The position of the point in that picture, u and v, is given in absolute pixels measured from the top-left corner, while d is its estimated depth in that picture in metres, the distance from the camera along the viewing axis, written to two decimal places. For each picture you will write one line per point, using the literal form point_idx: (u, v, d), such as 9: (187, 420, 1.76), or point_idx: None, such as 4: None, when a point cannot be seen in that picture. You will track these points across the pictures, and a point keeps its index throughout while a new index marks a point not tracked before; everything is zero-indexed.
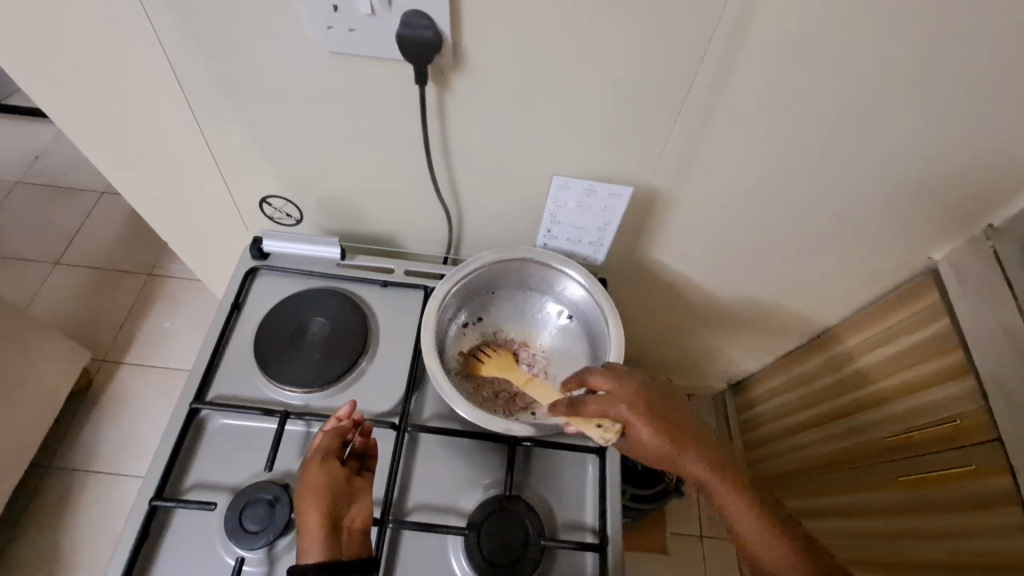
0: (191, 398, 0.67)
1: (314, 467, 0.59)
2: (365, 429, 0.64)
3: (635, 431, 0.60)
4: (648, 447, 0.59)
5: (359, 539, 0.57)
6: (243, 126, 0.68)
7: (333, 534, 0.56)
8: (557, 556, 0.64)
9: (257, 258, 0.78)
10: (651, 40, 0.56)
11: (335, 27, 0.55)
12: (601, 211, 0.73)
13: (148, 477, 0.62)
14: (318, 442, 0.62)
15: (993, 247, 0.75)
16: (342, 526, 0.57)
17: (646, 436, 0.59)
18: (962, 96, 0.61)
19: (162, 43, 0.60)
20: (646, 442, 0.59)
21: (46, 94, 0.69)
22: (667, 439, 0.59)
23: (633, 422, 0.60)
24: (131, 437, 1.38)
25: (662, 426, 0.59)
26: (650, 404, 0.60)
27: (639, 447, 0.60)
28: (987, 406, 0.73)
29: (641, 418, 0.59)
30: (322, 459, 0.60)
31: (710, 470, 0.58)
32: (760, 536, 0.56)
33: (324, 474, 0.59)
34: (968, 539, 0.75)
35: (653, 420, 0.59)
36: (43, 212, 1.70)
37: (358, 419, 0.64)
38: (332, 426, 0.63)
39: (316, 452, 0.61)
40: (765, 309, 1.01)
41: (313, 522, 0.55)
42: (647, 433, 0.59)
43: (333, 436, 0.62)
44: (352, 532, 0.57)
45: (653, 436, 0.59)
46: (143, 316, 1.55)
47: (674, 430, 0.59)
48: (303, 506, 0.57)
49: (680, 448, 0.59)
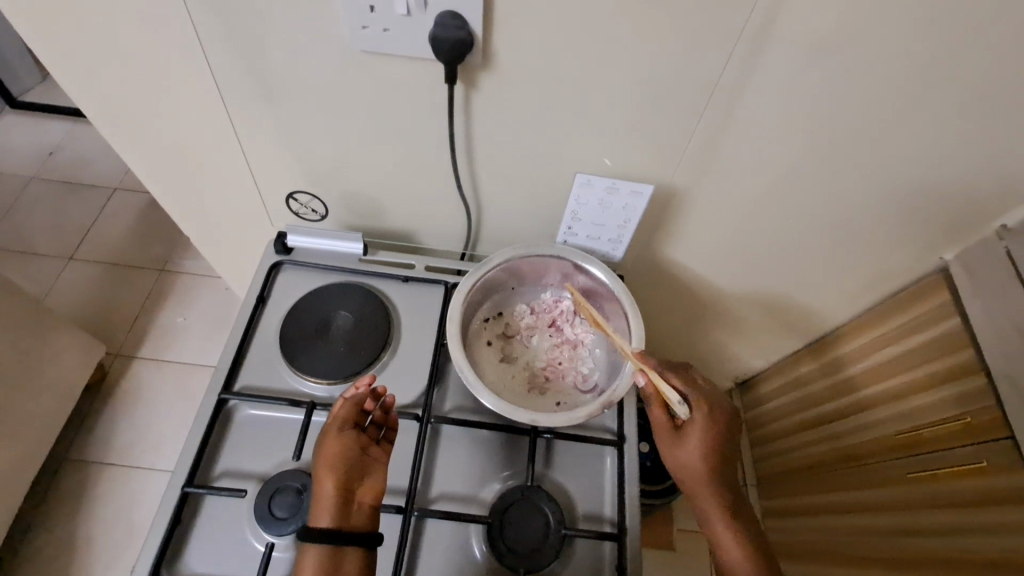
0: (219, 388, 0.68)
1: (332, 436, 0.60)
2: (385, 401, 0.65)
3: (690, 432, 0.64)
4: (692, 447, 0.63)
5: (368, 512, 0.59)
6: (274, 124, 0.70)
7: (344, 506, 0.57)
8: (576, 546, 0.65)
9: (281, 253, 0.79)
10: (676, 41, 0.57)
11: (370, 27, 0.57)
12: (622, 209, 0.74)
13: (180, 464, 0.63)
14: (339, 409, 0.63)
15: (1005, 246, 0.75)
16: (354, 498, 0.58)
17: (695, 447, 0.63)
18: (980, 98, 0.62)
19: (199, 40, 0.61)
20: (689, 449, 0.63)
21: (81, 89, 0.71)
22: (708, 463, 0.62)
23: (692, 426, 0.64)
24: (144, 430, 1.40)
25: (716, 448, 0.63)
26: (722, 430, 0.64)
27: (682, 444, 0.63)
28: (999, 404, 0.74)
29: (711, 436, 0.63)
30: (341, 428, 0.61)
31: (729, 512, 0.62)
32: None
33: (341, 443, 0.60)
34: (978, 536, 0.76)
35: (712, 441, 0.63)
36: (59, 206, 1.72)
37: (379, 390, 0.65)
38: (352, 396, 0.63)
39: (336, 420, 0.62)
40: (777, 308, 1.03)
41: (328, 488, 0.57)
42: (699, 437, 0.63)
43: (352, 406, 0.63)
44: (362, 505, 0.58)
45: (695, 455, 0.63)
46: (157, 311, 1.57)
47: (721, 457, 0.63)
48: (320, 471, 0.58)
49: (715, 478, 0.62)
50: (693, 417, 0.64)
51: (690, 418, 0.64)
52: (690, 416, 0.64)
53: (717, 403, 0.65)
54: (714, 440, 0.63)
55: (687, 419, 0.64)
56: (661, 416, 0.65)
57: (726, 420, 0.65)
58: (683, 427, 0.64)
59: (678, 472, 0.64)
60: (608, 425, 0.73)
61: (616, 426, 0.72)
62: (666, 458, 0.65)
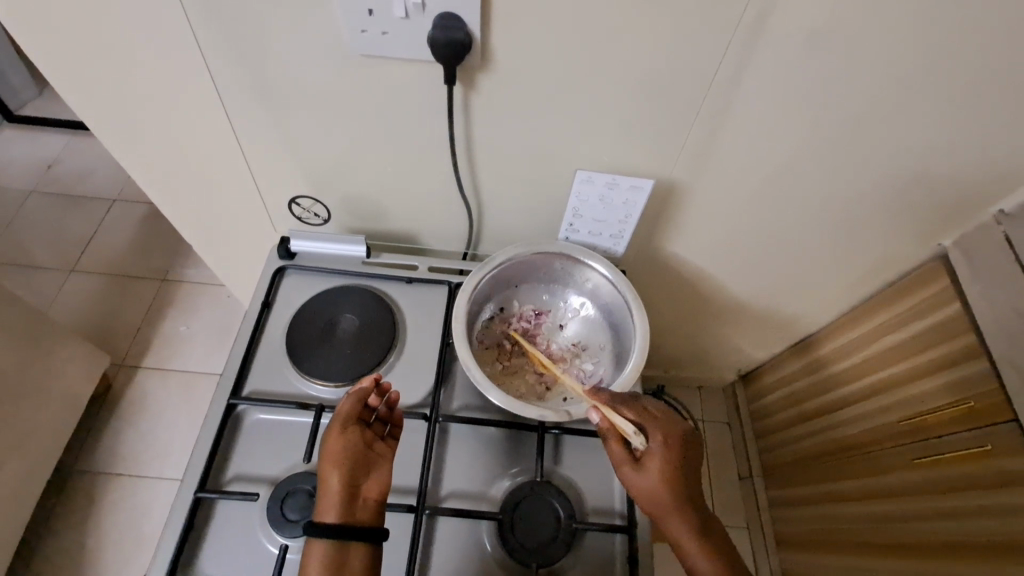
0: (228, 393, 0.69)
1: (337, 433, 0.60)
2: (390, 397, 0.65)
3: (650, 464, 0.60)
4: (653, 481, 0.59)
5: (373, 507, 0.59)
6: (275, 130, 0.70)
7: (350, 501, 0.58)
8: (587, 539, 0.66)
9: (285, 258, 0.79)
10: (672, 37, 0.58)
11: (369, 30, 0.57)
12: (622, 204, 0.75)
13: (192, 469, 0.64)
14: (342, 405, 0.63)
15: (1004, 230, 0.76)
16: (359, 493, 0.59)
17: (655, 479, 0.59)
18: (975, 85, 0.62)
19: (200, 48, 0.62)
20: (651, 481, 0.59)
21: (82, 99, 0.71)
22: (673, 494, 0.59)
23: (651, 458, 0.60)
24: (151, 439, 1.40)
25: (678, 475, 0.60)
26: (680, 457, 0.61)
27: (643, 479, 0.59)
28: (1002, 387, 0.75)
29: (670, 465, 0.59)
30: (346, 424, 0.61)
31: (700, 539, 0.59)
32: None
33: (346, 439, 0.60)
34: (985, 519, 0.76)
35: (672, 470, 0.60)
36: (59, 218, 1.72)
37: (382, 386, 0.65)
38: (355, 392, 0.63)
39: (339, 416, 0.62)
40: (778, 299, 1.03)
41: (333, 484, 0.57)
42: (658, 470, 0.59)
43: (356, 402, 0.63)
44: (367, 501, 0.59)
45: (658, 489, 0.59)
46: (161, 320, 1.57)
47: (684, 486, 0.60)
48: (324, 467, 0.58)
49: (681, 508, 0.59)
50: (651, 447, 0.60)
51: (647, 450, 0.60)
52: (647, 446, 0.61)
53: (670, 427, 0.62)
54: (673, 469, 0.59)
55: (645, 451, 0.61)
56: (620, 451, 0.61)
57: (684, 444, 0.62)
58: (642, 459, 0.60)
59: (643, 505, 0.60)
60: None
61: None
62: (630, 492, 0.61)
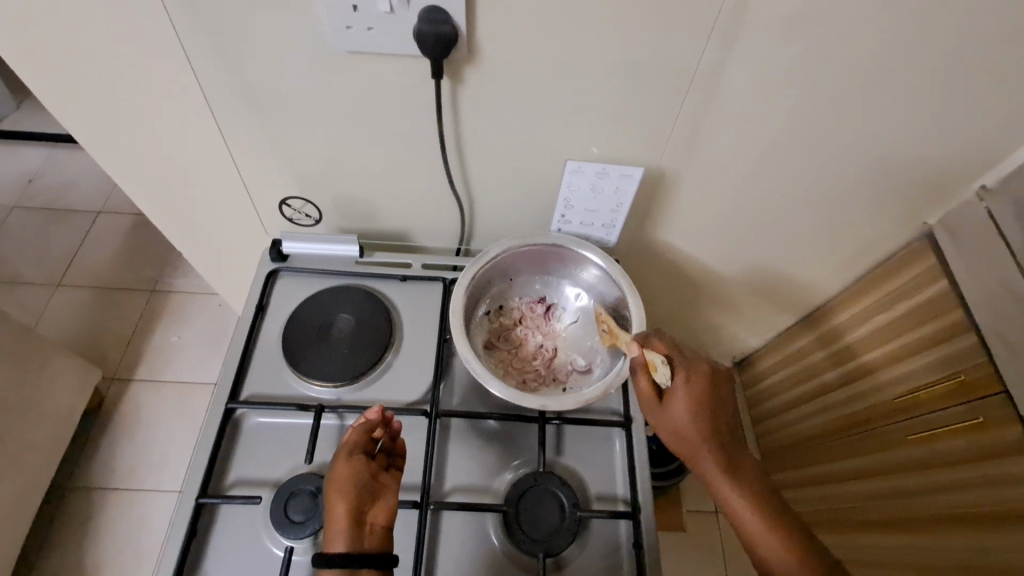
0: (226, 398, 0.68)
1: (342, 463, 0.61)
2: (393, 427, 0.65)
3: (674, 402, 0.62)
4: (678, 414, 0.62)
5: (381, 535, 0.59)
6: (262, 130, 0.70)
7: (357, 529, 0.58)
8: (592, 528, 0.66)
9: (278, 260, 0.79)
10: (656, 24, 0.58)
11: (354, 26, 0.57)
12: (613, 193, 0.75)
13: (192, 475, 0.63)
14: (348, 436, 0.64)
15: (987, 206, 0.77)
16: (366, 521, 0.59)
17: (677, 411, 0.62)
18: (951, 63, 0.63)
19: (184, 51, 0.61)
20: (675, 415, 0.62)
21: (64, 107, 0.70)
22: (700, 426, 0.61)
23: (676, 394, 0.62)
24: (147, 451, 1.39)
25: (705, 409, 0.62)
26: (708, 391, 0.63)
27: (670, 416, 0.62)
28: (990, 359, 0.76)
29: (693, 399, 0.62)
30: (350, 453, 0.62)
31: (729, 467, 0.60)
32: (761, 536, 0.56)
33: (351, 469, 0.61)
34: (981, 489, 0.77)
35: (695, 407, 0.62)
36: (43, 232, 1.70)
37: (387, 418, 0.65)
38: (360, 423, 0.64)
39: (345, 446, 0.63)
40: (770, 283, 1.04)
41: (339, 513, 0.58)
42: (684, 406, 0.62)
43: (361, 431, 0.63)
44: (375, 528, 0.59)
45: (685, 419, 0.61)
46: (152, 331, 1.56)
47: (710, 417, 0.62)
48: (331, 497, 0.59)
49: (710, 439, 0.61)
50: (676, 385, 0.63)
51: (673, 387, 0.63)
52: (672, 384, 0.63)
53: (704, 364, 0.65)
54: (701, 399, 0.62)
55: (670, 388, 0.63)
56: (645, 389, 0.63)
57: (709, 381, 0.63)
58: (668, 397, 0.63)
59: (673, 442, 0.63)
60: (614, 407, 0.74)
61: (622, 408, 0.74)
62: (660, 431, 0.63)
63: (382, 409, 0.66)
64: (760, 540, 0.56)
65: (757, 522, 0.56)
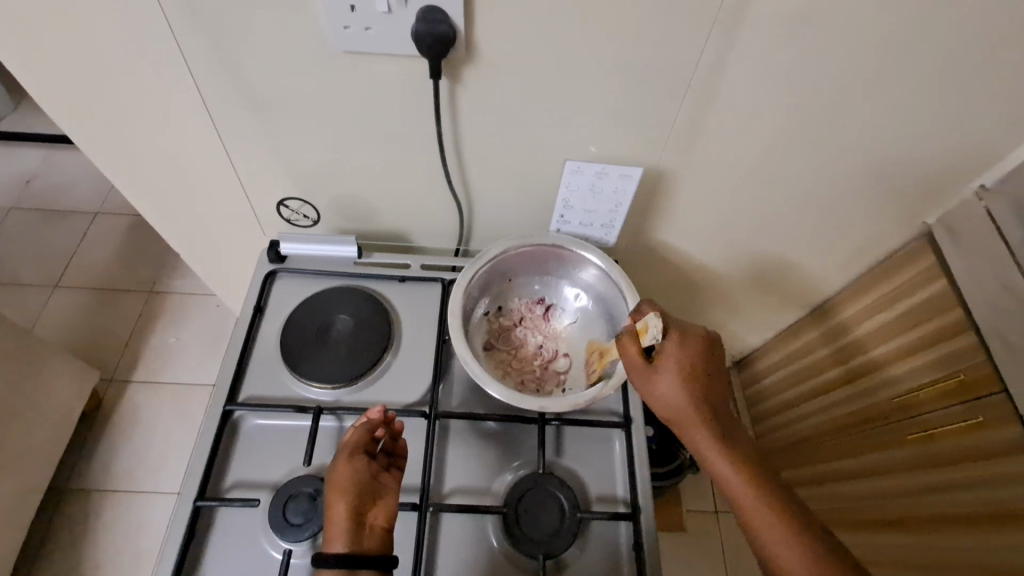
0: (224, 400, 0.68)
1: (342, 463, 0.61)
2: (395, 427, 0.65)
3: (665, 364, 0.62)
4: (667, 376, 0.61)
5: (381, 536, 0.59)
6: (260, 131, 0.70)
7: (357, 529, 0.57)
8: (593, 529, 0.66)
9: (275, 261, 0.79)
10: (655, 24, 0.58)
11: (352, 26, 0.57)
12: (612, 193, 0.75)
13: (190, 478, 0.63)
14: (349, 435, 0.64)
15: (985, 205, 0.78)
16: (366, 522, 0.58)
17: (667, 372, 0.61)
18: (950, 62, 0.63)
19: (181, 52, 0.61)
20: (665, 378, 0.61)
21: (60, 108, 0.70)
22: (688, 389, 0.60)
23: (667, 357, 0.62)
24: (145, 453, 1.38)
25: (694, 372, 0.61)
26: (698, 356, 0.62)
27: (659, 378, 0.61)
28: (989, 359, 0.76)
29: (684, 362, 0.61)
30: (351, 453, 0.62)
31: (717, 430, 0.59)
32: (747, 497, 0.55)
33: (352, 469, 0.60)
34: (982, 489, 0.77)
35: (685, 373, 0.61)
36: (40, 233, 1.69)
37: (388, 418, 0.65)
38: (362, 423, 0.64)
39: (346, 446, 0.62)
40: (769, 282, 1.04)
41: (340, 513, 0.58)
42: (673, 367, 0.61)
43: (362, 431, 0.63)
44: (375, 529, 0.59)
45: (675, 384, 0.60)
46: (150, 332, 1.55)
47: (699, 381, 0.61)
48: (332, 497, 0.59)
49: (698, 402, 0.60)
50: (668, 348, 0.62)
51: (664, 349, 0.62)
52: (663, 347, 0.62)
53: (694, 330, 0.64)
54: (691, 363, 0.61)
55: (661, 350, 0.62)
56: (635, 352, 0.63)
57: (700, 347, 0.63)
58: (658, 359, 0.62)
59: (661, 406, 0.62)
60: (614, 408, 0.74)
61: (621, 409, 0.73)
62: (648, 395, 0.62)
63: (384, 409, 0.66)
64: (746, 501, 0.55)
65: (743, 483, 0.55)
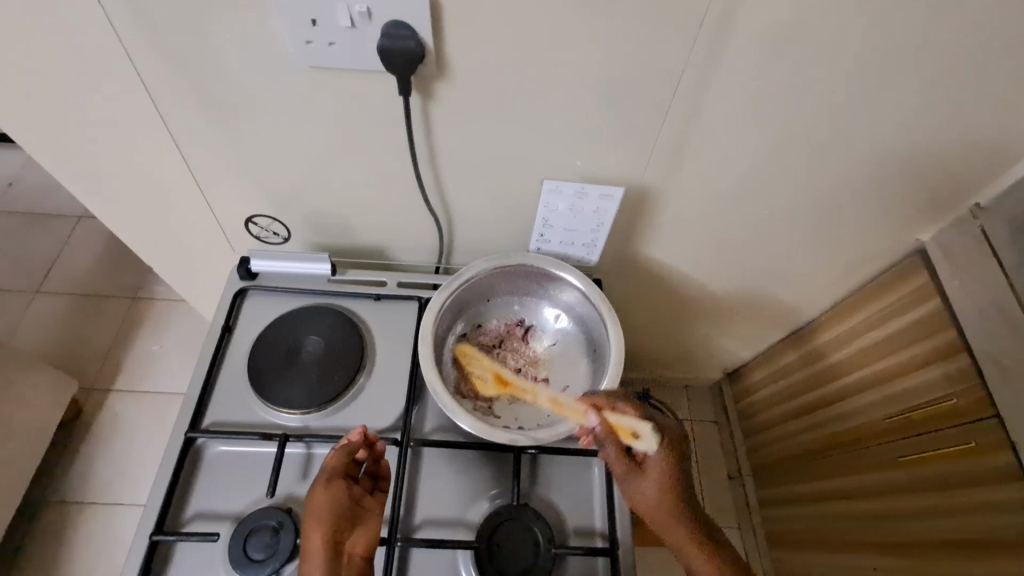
0: (186, 426, 0.65)
1: (320, 489, 0.58)
2: (378, 449, 0.62)
3: (646, 475, 0.60)
4: (651, 487, 0.59)
5: (359, 564, 0.57)
6: (224, 146, 0.67)
7: (334, 559, 0.55)
8: (568, 564, 0.63)
9: (246, 279, 0.76)
10: (633, 40, 0.56)
11: (315, 41, 0.54)
12: (593, 212, 0.72)
13: (147, 510, 0.60)
14: (329, 457, 0.61)
15: (980, 225, 0.76)
16: (344, 551, 0.56)
17: (651, 482, 0.59)
18: (941, 80, 0.61)
19: (135, 68, 0.58)
20: (650, 485, 0.59)
21: (15, 122, 0.67)
22: (670, 497, 0.59)
23: (653, 462, 0.59)
24: (124, 464, 1.35)
25: (675, 478, 0.59)
26: (680, 458, 0.60)
27: (641, 488, 0.59)
28: (982, 383, 0.74)
29: (667, 469, 0.59)
30: (330, 478, 0.59)
31: (698, 535, 0.59)
32: None
33: (330, 495, 0.58)
34: (974, 516, 0.75)
35: (672, 476, 0.59)
36: (20, 238, 1.66)
37: (371, 438, 0.63)
38: (342, 445, 0.61)
39: (325, 470, 0.59)
40: (759, 298, 1.02)
41: (316, 543, 0.55)
42: (654, 478, 0.59)
43: (343, 455, 0.60)
44: (353, 558, 0.57)
45: (659, 494, 0.59)
46: (131, 340, 1.52)
47: (679, 483, 0.59)
48: (307, 526, 0.56)
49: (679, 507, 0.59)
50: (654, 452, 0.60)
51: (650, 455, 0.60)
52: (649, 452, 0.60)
53: (668, 428, 0.61)
54: (671, 468, 0.59)
55: (648, 456, 0.60)
56: (617, 455, 0.60)
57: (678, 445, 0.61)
58: (644, 462, 0.60)
59: (643, 510, 0.60)
60: None
61: None
62: (630, 500, 0.60)
63: (366, 430, 0.62)
64: None
65: None
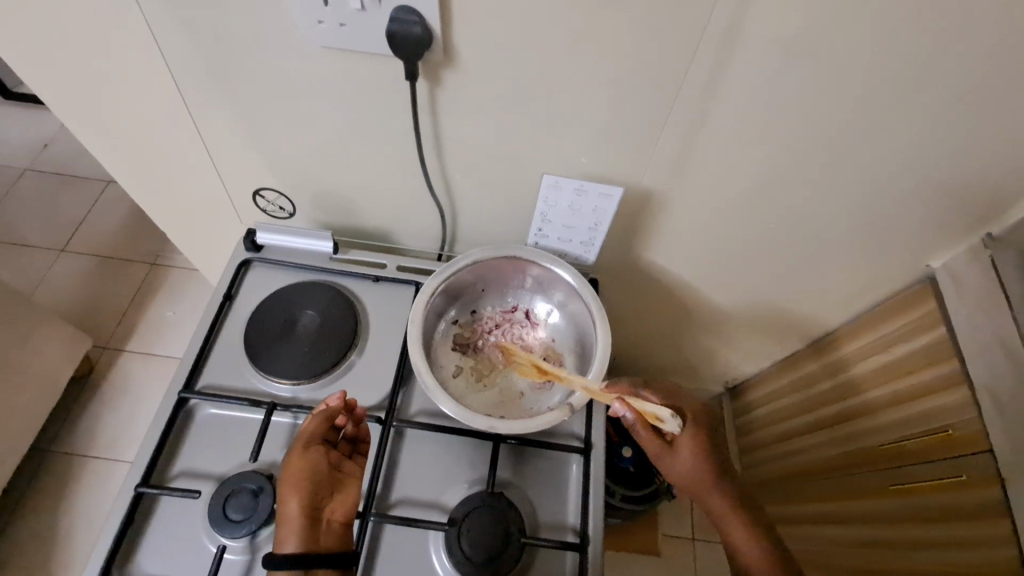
0: (181, 387, 0.68)
1: (296, 455, 0.61)
2: (355, 415, 0.65)
3: (681, 448, 0.66)
4: (686, 458, 0.65)
5: (338, 530, 0.59)
6: (236, 119, 0.69)
7: (313, 526, 0.57)
8: (538, 555, 0.64)
9: (251, 250, 0.78)
10: (639, 40, 0.56)
11: (326, 22, 0.55)
12: (591, 211, 0.73)
13: (136, 463, 0.63)
14: (307, 424, 0.63)
15: (991, 255, 0.74)
16: (322, 517, 0.59)
17: (685, 455, 0.65)
18: (955, 102, 0.60)
19: (155, 37, 0.60)
20: (684, 458, 0.65)
21: (39, 82, 0.69)
22: (703, 465, 0.65)
23: (682, 438, 0.66)
24: (129, 422, 1.40)
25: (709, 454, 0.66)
26: (707, 434, 0.67)
27: (676, 459, 0.66)
28: (979, 417, 0.72)
29: (698, 442, 0.66)
30: (307, 444, 0.61)
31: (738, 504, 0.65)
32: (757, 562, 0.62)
33: (306, 461, 0.60)
34: (960, 549, 0.74)
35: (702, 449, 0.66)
36: (52, 198, 1.72)
37: (350, 404, 0.65)
38: (321, 410, 0.64)
39: (301, 438, 0.62)
40: (760, 312, 1.01)
41: (293, 509, 0.57)
42: (689, 449, 0.65)
43: (319, 421, 0.63)
44: (332, 524, 0.59)
45: (692, 460, 0.65)
46: (147, 304, 1.57)
47: (712, 453, 0.66)
48: (284, 492, 0.58)
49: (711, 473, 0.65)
50: (682, 432, 0.66)
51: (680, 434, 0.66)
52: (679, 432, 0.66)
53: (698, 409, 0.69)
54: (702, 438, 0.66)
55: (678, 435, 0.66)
56: (649, 435, 0.66)
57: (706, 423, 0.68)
58: (674, 441, 0.66)
59: (682, 482, 0.66)
60: (575, 431, 0.71)
61: (583, 431, 0.71)
62: (667, 472, 0.67)
63: (344, 396, 0.65)
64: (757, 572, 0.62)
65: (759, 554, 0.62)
